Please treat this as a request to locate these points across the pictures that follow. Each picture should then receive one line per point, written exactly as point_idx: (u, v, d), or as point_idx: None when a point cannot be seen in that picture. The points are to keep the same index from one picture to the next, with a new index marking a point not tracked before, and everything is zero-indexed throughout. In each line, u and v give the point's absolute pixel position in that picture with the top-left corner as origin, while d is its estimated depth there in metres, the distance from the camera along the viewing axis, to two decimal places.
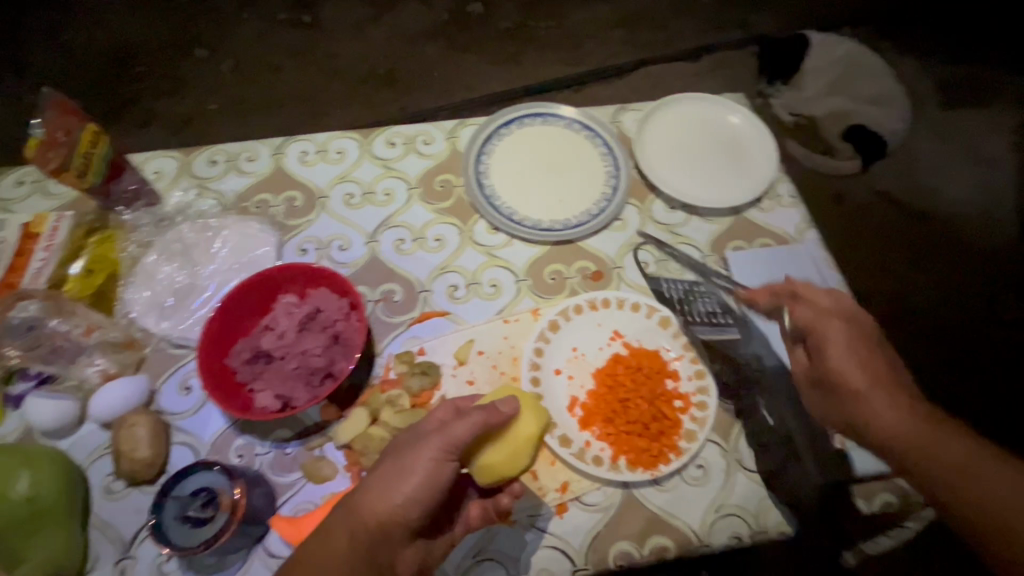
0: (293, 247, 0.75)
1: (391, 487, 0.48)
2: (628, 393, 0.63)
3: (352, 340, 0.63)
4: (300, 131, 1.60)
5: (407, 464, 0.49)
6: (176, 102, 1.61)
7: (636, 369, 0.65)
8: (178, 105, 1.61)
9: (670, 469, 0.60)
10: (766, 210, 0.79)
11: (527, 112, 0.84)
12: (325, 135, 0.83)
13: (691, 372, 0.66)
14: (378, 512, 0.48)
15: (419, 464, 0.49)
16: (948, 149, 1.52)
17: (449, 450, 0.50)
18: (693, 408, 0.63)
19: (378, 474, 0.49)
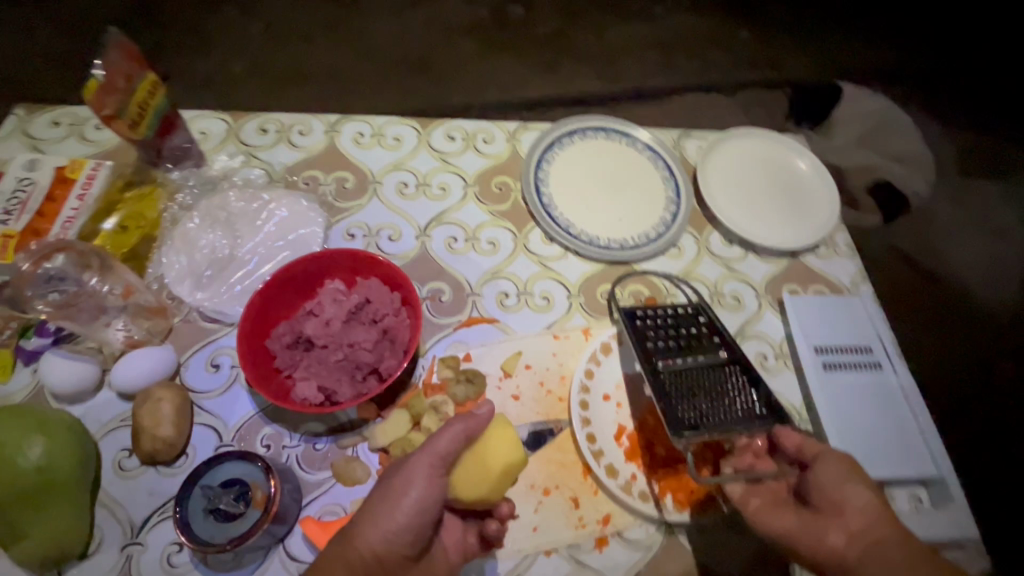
0: (340, 231, 0.71)
1: (380, 512, 0.48)
2: None
3: (402, 337, 0.59)
4: (329, 109, 1.56)
5: (398, 488, 0.48)
6: (204, 61, 1.56)
7: None
8: (206, 64, 1.56)
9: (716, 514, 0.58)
10: (822, 257, 0.78)
11: (592, 125, 0.83)
12: (382, 119, 0.81)
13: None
14: (372, 544, 0.46)
15: (400, 483, 0.48)
16: (972, 216, 1.53)
17: (436, 465, 0.48)
18: None
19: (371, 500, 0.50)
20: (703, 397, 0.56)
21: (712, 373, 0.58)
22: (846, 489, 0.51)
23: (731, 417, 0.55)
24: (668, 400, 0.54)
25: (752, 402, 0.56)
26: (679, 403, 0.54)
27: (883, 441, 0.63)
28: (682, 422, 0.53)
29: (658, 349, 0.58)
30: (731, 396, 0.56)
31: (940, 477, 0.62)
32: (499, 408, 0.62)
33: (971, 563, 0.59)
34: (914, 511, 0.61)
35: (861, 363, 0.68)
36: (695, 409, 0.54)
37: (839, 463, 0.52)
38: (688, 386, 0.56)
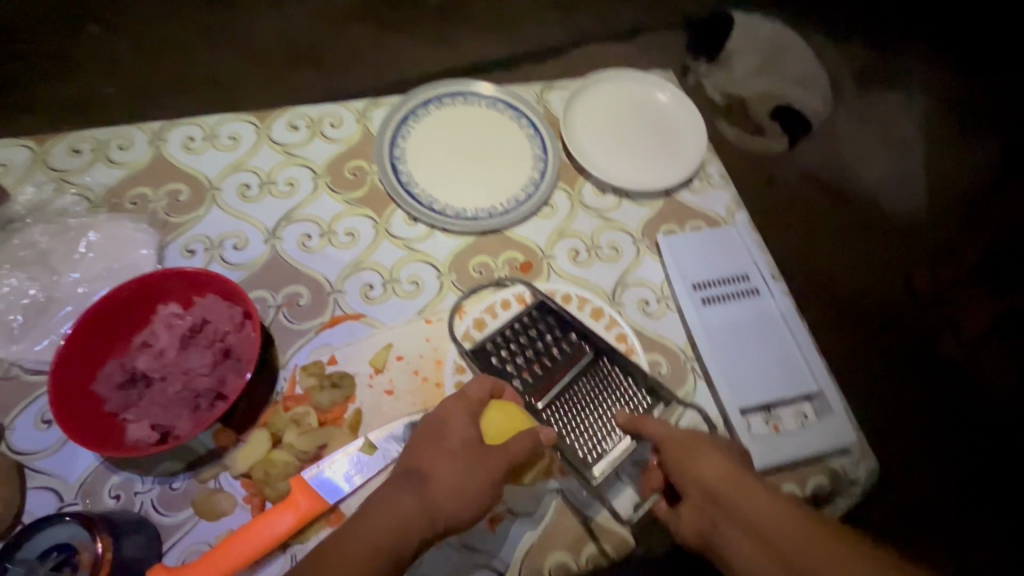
0: (177, 248, 0.65)
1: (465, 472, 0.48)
2: None
3: (244, 353, 0.54)
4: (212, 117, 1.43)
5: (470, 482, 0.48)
6: (59, 84, 1.41)
7: None
8: (62, 87, 1.40)
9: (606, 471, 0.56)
10: (697, 192, 0.77)
11: (446, 90, 0.77)
12: (215, 119, 0.73)
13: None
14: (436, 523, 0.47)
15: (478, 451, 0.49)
16: (867, 128, 1.57)
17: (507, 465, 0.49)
18: None
19: (437, 453, 0.50)
20: (594, 413, 0.56)
21: (588, 380, 0.58)
22: (691, 465, 0.51)
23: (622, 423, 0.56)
24: (567, 438, 0.55)
25: (632, 391, 0.58)
26: (576, 434, 0.55)
27: (765, 366, 0.64)
28: (586, 459, 0.54)
29: (531, 383, 0.57)
30: (614, 396, 0.57)
31: (822, 390, 0.63)
32: (372, 407, 0.58)
33: (855, 466, 0.61)
34: (800, 427, 0.62)
35: (738, 293, 0.68)
36: (588, 432, 0.55)
37: (680, 437, 0.53)
38: (575, 408, 0.56)
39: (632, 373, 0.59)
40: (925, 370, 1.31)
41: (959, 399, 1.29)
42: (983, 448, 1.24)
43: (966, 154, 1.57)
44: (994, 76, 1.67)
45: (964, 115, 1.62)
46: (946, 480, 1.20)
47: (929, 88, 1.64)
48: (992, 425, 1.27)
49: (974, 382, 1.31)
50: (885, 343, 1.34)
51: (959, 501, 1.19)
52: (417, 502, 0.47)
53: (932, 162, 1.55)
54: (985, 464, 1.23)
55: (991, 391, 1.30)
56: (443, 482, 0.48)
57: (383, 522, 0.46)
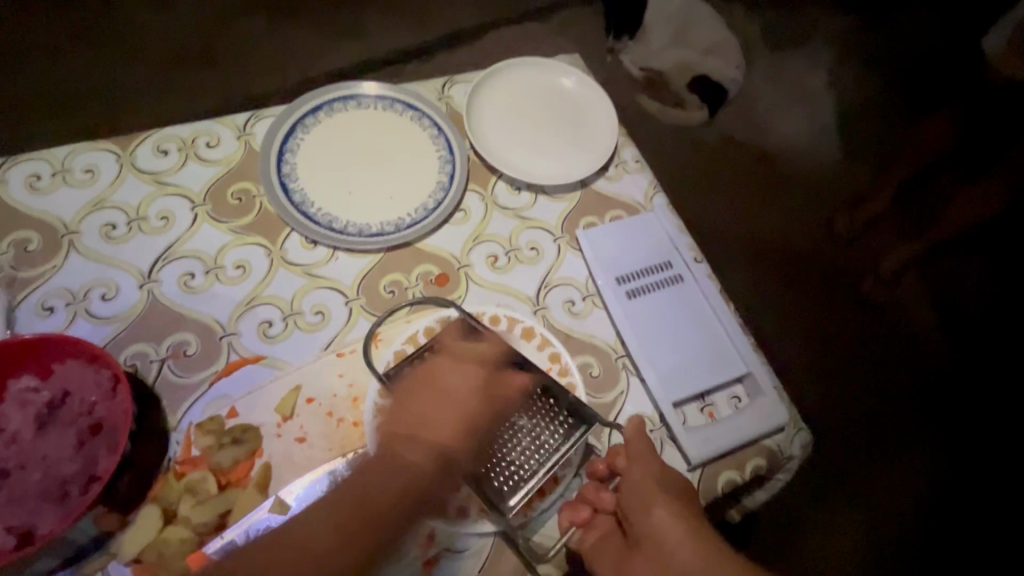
0: (32, 307, 0.56)
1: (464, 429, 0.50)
2: None
3: (118, 426, 0.47)
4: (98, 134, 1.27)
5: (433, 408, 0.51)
6: None
7: None
8: None
9: (545, 505, 0.54)
10: (613, 179, 0.75)
11: (336, 95, 0.70)
12: (64, 150, 0.64)
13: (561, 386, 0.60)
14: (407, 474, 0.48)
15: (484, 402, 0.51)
16: (781, 89, 1.61)
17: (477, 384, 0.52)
18: None
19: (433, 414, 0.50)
20: (510, 438, 0.52)
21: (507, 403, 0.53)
22: (642, 503, 0.50)
23: (541, 450, 0.51)
24: (479, 470, 0.50)
25: (557, 413, 0.53)
26: (489, 464, 0.51)
27: (695, 353, 0.63)
28: (502, 489, 0.50)
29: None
30: (537, 420, 0.52)
31: (751, 370, 0.63)
32: (282, 460, 0.52)
33: (790, 442, 0.62)
34: (734, 411, 0.61)
35: (662, 282, 0.66)
36: (507, 462, 0.51)
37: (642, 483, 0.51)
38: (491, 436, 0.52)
39: (554, 393, 0.53)
40: (858, 320, 1.37)
41: (891, 342, 1.35)
42: (916, 385, 1.31)
43: (875, 105, 1.63)
44: (889, 28, 1.75)
45: (869, 67, 1.68)
46: (887, 421, 1.26)
47: (834, 45, 1.70)
48: (923, 362, 1.34)
49: (904, 324, 1.38)
50: (817, 298, 1.39)
51: (902, 439, 1.25)
52: (417, 452, 0.49)
53: (842, 117, 1.61)
54: (920, 400, 1.30)
55: (919, 330, 1.37)
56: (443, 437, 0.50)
57: (393, 482, 0.47)
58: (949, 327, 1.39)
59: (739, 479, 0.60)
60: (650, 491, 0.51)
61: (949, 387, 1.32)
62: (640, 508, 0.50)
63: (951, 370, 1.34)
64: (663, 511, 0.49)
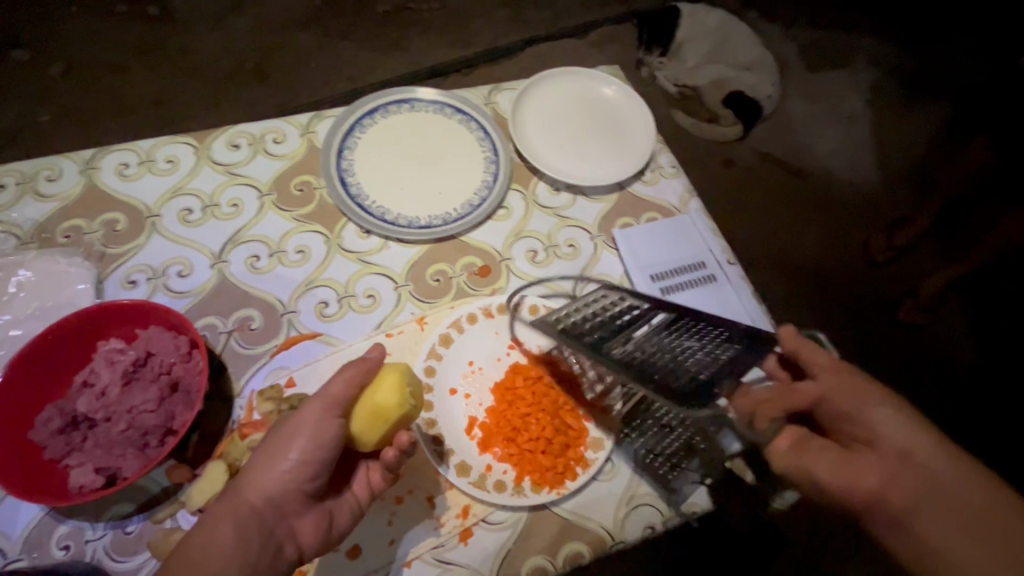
0: (117, 280, 0.63)
1: (305, 465, 0.48)
2: (528, 407, 0.59)
3: (193, 386, 0.53)
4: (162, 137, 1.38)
5: (286, 436, 0.48)
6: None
7: (537, 380, 0.60)
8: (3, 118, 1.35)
9: (577, 485, 0.56)
10: (650, 183, 0.78)
11: (391, 98, 0.75)
12: (150, 142, 0.70)
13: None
14: (257, 495, 0.47)
15: (333, 437, 0.48)
16: (816, 107, 1.62)
17: (330, 407, 0.49)
18: (600, 412, 0.59)
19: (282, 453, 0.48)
20: (680, 356, 0.47)
21: (671, 330, 0.48)
22: (859, 407, 0.48)
23: (714, 364, 0.47)
24: (656, 374, 0.44)
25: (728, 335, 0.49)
26: (667, 375, 0.44)
27: None
28: (696, 396, 0.43)
29: (602, 341, 0.45)
30: (707, 341, 0.49)
31: None
32: None
33: None
34: None
35: (695, 280, 0.69)
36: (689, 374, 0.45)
37: (845, 386, 0.49)
38: (659, 352, 0.46)
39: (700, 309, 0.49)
40: (892, 341, 1.35)
41: (926, 364, 1.33)
42: (954, 411, 1.28)
43: (912, 126, 1.62)
44: (930, 50, 1.73)
45: (907, 88, 1.68)
46: None
47: (872, 66, 1.70)
48: (960, 387, 1.31)
49: (939, 346, 1.35)
50: (849, 317, 1.37)
51: None
52: (260, 478, 0.47)
53: (880, 137, 1.60)
54: (956, 425, 1.27)
55: (957, 355, 1.35)
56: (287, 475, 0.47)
57: (235, 513, 0.46)
58: (990, 353, 1.35)
59: None
60: (846, 386, 0.49)
61: (986, 414, 1.29)
62: (864, 410, 0.48)
63: (991, 397, 1.30)
64: (878, 408, 0.48)
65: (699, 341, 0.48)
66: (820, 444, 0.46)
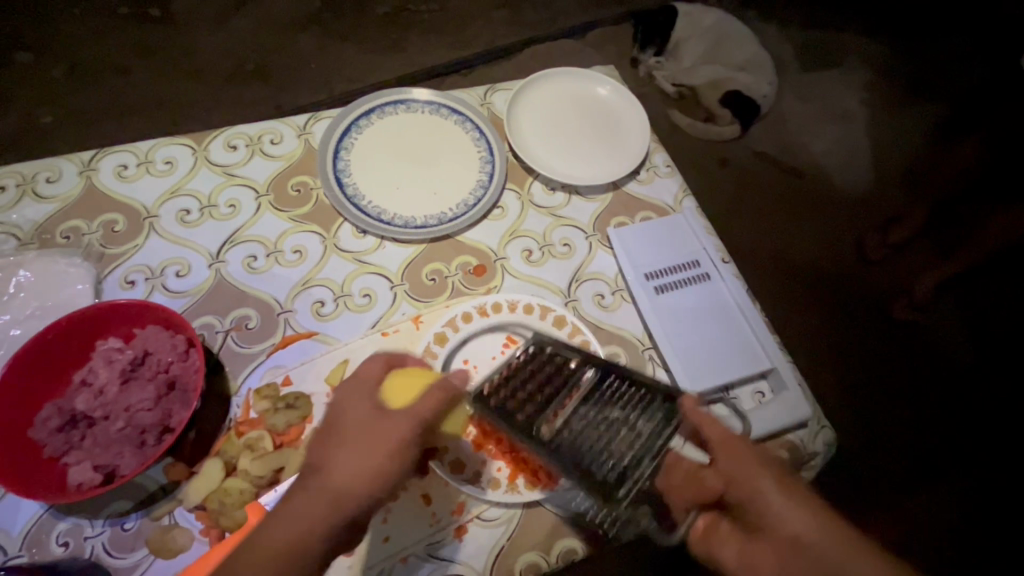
0: (116, 280, 0.63)
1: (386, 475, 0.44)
2: None
3: (190, 384, 0.53)
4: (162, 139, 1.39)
5: (371, 443, 0.44)
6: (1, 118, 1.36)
7: None
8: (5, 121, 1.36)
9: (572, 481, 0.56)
10: (644, 182, 0.78)
11: (387, 99, 0.76)
12: (148, 144, 0.71)
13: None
14: (334, 503, 0.42)
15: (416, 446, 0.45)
16: (813, 107, 1.62)
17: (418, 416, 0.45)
18: None
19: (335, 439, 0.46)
20: (610, 435, 0.49)
21: (596, 401, 0.51)
22: (752, 492, 0.45)
23: (643, 440, 0.49)
24: (582, 464, 0.47)
25: (650, 401, 0.52)
26: (592, 458, 0.48)
27: (718, 346, 0.65)
28: (612, 483, 0.47)
29: (532, 419, 0.49)
30: (633, 411, 0.51)
31: (775, 367, 0.65)
32: None
33: (813, 438, 0.63)
34: (757, 405, 0.63)
35: (689, 279, 0.69)
36: (611, 456, 0.48)
37: (743, 468, 0.46)
38: (587, 430, 0.49)
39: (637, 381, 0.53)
40: (889, 339, 1.35)
41: (923, 363, 1.33)
42: (952, 409, 1.29)
43: (908, 125, 1.63)
44: (926, 49, 1.74)
45: (903, 87, 1.68)
46: (919, 444, 1.24)
47: (868, 65, 1.70)
48: (957, 385, 1.31)
49: (937, 345, 1.35)
50: (847, 316, 1.38)
51: (934, 462, 1.22)
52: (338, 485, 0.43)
53: (877, 136, 1.61)
54: (953, 423, 1.27)
55: (954, 353, 1.35)
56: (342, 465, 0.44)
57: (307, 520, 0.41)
58: (987, 351, 1.35)
59: None
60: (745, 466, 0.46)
61: (983, 413, 1.29)
62: (755, 492, 0.45)
63: (988, 396, 1.31)
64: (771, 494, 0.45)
65: (639, 417, 0.51)
66: (729, 527, 0.46)
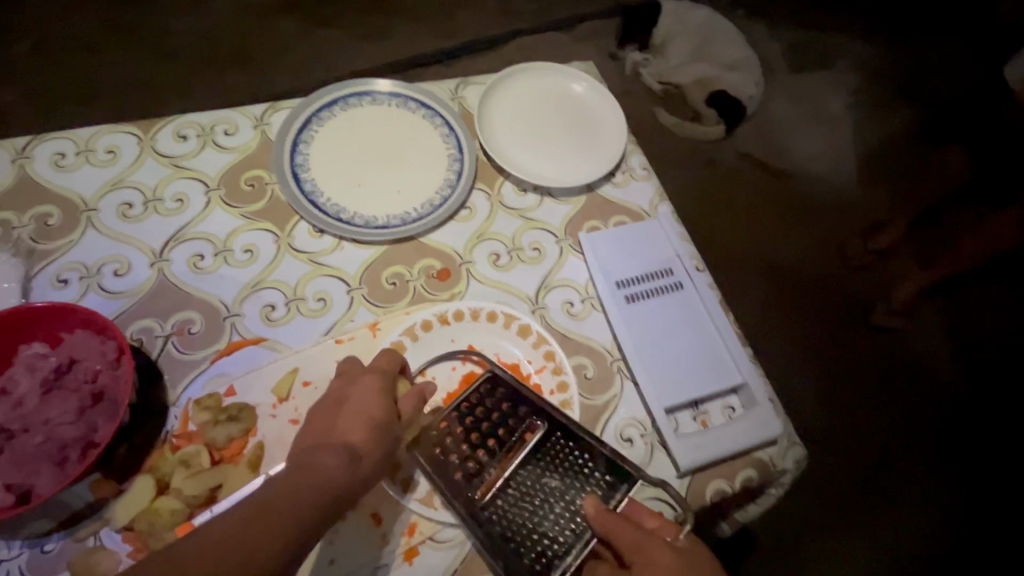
0: (48, 279, 0.59)
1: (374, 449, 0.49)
2: None
3: (119, 396, 0.49)
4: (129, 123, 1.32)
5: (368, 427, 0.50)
6: None
7: None
8: None
9: None
10: (620, 185, 0.75)
11: (351, 91, 0.72)
12: (90, 131, 0.66)
13: (554, 385, 0.61)
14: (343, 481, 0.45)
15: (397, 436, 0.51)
16: (800, 108, 1.61)
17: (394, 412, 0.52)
18: None
19: (335, 422, 0.50)
20: (543, 503, 0.51)
21: (538, 464, 0.52)
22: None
23: (576, 519, 0.50)
24: (508, 542, 0.49)
25: (593, 471, 0.52)
26: (517, 530, 0.50)
27: (689, 361, 0.63)
28: (533, 566, 0.49)
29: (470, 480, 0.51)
30: (573, 480, 0.52)
31: (746, 381, 0.63)
32: (274, 439, 0.54)
33: (782, 456, 0.61)
34: (727, 421, 0.61)
35: (662, 288, 0.66)
36: (539, 530, 0.50)
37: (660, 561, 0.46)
38: (521, 498, 0.51)
39: (589, 450, 0.53)
40: (868, 346, 1.35)
41: (902, 370, 1.33)
42: (928, 417, 1.29)
43: (893, 129, 1.62)
44: (913, 52, 1.73)
45: (889, 90, 1.67)
46: (895, 452, 1.24)
47: (856, 67, 1.69)
48: (933, 392, 1.32)
49: (916, 353, 1.36)
50: (827, 322, 1.37)
51: (908, 471, 1.22)
52: (333, 459, 0.46)
53: (862, 139, 1.60)
54: (929, 431, 1.27)
55: (931, 360, 1.35)
56: (356, 439, 0.48)
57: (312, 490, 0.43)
58: (963, 358, 1.36)
59: (729, 490, 0.59)
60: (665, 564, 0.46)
61: (958, 421, 1.29)
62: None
63: (963, 403, 1.31)
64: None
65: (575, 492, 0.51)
66: None
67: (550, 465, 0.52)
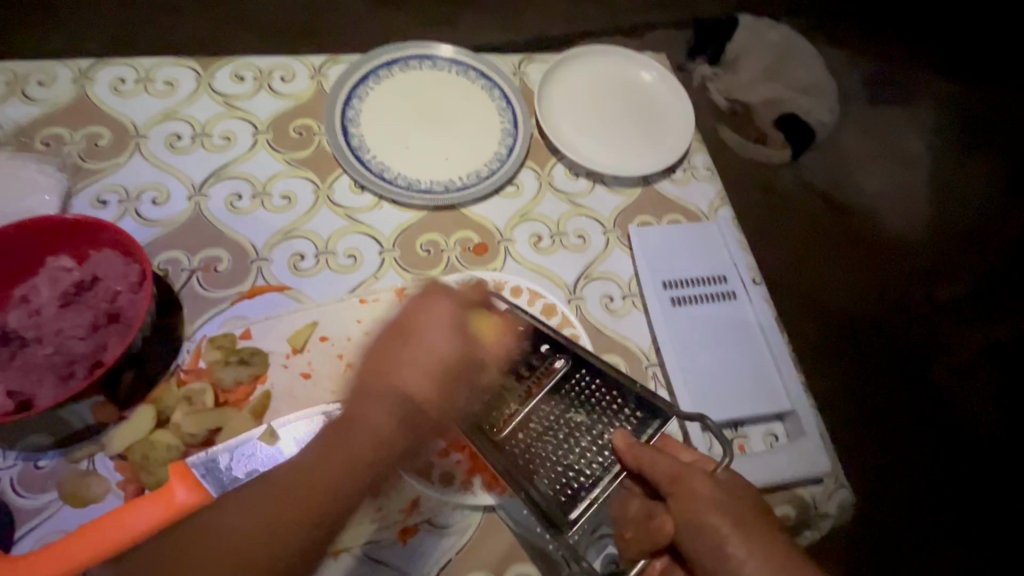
0: (88, 198, 0.58)
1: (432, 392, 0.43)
2: None
3: (133, 319, 0.48)
4: None
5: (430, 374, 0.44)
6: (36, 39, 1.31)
7: None
8: (39, 43, 1.31)
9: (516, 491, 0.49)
10: (679, 182, 0.70)
11: (413, 52, 0.70)
12: (151, 61, 0.66)
13: None
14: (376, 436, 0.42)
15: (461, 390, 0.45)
16: (873, 144, 1.51)
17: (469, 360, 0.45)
18: None
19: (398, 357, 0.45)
20: (568, 441, 0.48)
21: (561, 402, 0.49)
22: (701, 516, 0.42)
23: (603, 453, 0.47)
24: (533, 476, 0.46)
25: (620, 407, 0.48)
26: (541, 469, 0.47)
27: (734, 377, 0.57)
28: (559, 500, 0.45)
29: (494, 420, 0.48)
30: (598, 416, 0.48)
31: (796, 410, 0.57)
32: (283, 390, 0.51)
33: (827, 498, 0.54)
34: (768, 449, 0.55)
35: (714, 295, 0.61)
36: (562, 467, 0.47)
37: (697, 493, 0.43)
38: (542, 437, 0.48)
39: (618, 389, 0.48)
40: (922, 405, 1.24)
41: (957, 437, 1.22)
42: (980, 490, 1.17)
43: (974, 179, 1.50)
44: (1005, 99, 1.60)
45: (974, 137, 1.55)
46: (939, 524, 1.13)
47: (940, 108, 1.58)
48: (988, 465, 1.20)
49: (974, 419, 1.24)
50: (880, 373, 1.26)
51: (949, 547, 1.12)
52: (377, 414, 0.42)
53: (938, 183, 1.49)
54: (980, 507, 1.16)
55: (991, 429, 1.23)
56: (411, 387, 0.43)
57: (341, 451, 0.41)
58: None
59: None
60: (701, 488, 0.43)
61: (1014, 501, 1.17)
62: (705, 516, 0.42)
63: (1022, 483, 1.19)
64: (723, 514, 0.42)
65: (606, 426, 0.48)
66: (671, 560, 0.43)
67: (573, 399, 0.49)
